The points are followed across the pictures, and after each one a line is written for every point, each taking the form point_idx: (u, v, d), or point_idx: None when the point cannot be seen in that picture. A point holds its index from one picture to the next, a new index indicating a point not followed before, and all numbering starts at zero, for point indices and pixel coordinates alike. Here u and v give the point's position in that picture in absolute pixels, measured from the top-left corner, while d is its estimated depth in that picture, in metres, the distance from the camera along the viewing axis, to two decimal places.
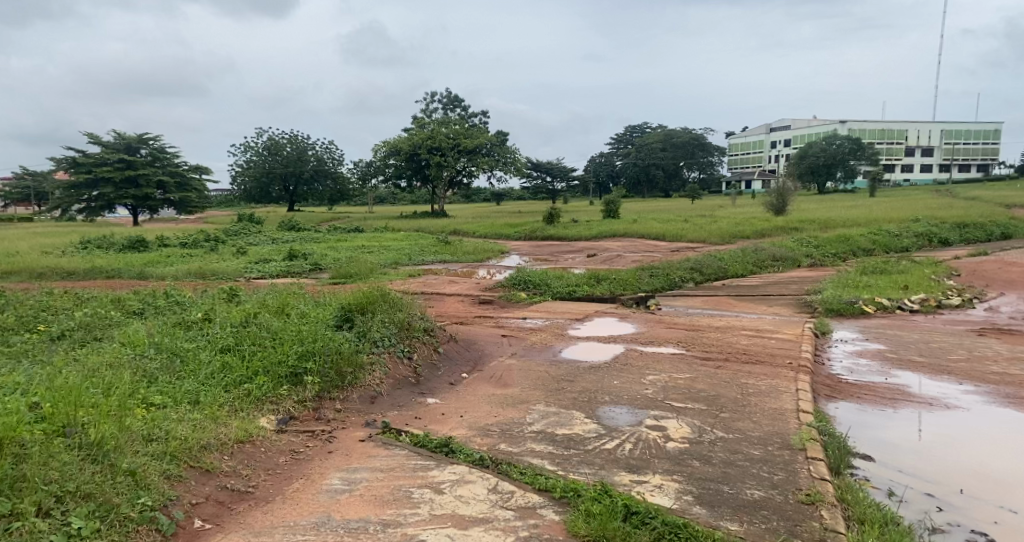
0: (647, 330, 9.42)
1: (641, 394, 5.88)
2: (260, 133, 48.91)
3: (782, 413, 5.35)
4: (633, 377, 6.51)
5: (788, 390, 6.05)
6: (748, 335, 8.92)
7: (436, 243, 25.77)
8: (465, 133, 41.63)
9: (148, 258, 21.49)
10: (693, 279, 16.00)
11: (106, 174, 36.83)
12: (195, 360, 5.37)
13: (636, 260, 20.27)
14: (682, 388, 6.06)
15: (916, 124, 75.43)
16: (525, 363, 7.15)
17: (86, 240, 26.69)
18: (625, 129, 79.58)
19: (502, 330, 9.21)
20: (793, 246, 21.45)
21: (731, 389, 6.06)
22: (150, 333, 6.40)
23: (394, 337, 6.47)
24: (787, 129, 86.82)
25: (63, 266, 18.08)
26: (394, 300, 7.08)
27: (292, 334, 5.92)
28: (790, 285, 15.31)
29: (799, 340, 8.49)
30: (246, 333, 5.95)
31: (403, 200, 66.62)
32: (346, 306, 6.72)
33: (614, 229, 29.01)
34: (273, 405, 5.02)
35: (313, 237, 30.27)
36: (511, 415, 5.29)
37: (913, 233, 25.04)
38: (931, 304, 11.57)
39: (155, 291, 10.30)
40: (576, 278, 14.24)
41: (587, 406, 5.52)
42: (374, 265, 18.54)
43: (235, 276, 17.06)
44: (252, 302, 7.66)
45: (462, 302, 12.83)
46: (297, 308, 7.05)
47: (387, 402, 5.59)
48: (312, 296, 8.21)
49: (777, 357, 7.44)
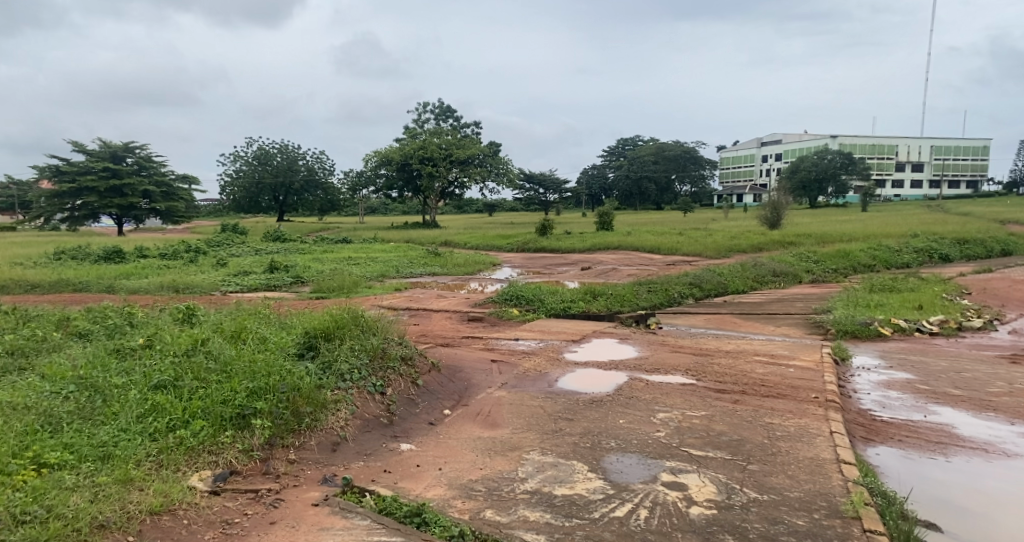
0: (652, 353, 8.56)
1: (652, 438, 5.04)
2: (250, 142, 48.09)
3: (821, 465, 4.52)
4: (640, 415, 5.64)
5: (821, 433, 5.22)
6: (761, 361, 8.09)
7: (425, 254, 24.93)
8: (457, 144, 40.96)
9: (123, 269, 20.59)
10: (692, 295, 15.22)
11: (90, 182, 35.74)
12: (121, 398, 4.47)
13: (631, 274, 19.51)
14: (699, 431, 5.21)
15: (906, 139, 75.50)
16: (517, 396, 6.27)
17: (61, 250, 25.62)
18: (618, 141, 79.24)
19: (492, 353, 8.32)
20: (793, 261, 20.76)
21: (755, 432, 5.21)
22: (82, 362, 5.48)
23: (364, 368, 5.60)
24: (778, 143, 86.86)
25: (30, 279, 17.18)
26: (366, 322, 6.22)
27: (243, 366, 5.05)
28: (795, 302, 14.55)
29: (820, 368, 7.65)
30: (190, 364, 5.05)
31: (394, 211, 65.82)
32: (310, 331, 5.86)
33: (608, 242, 28.31)
34: (210, 455, 4.15)
35: (299, 249, 29.40)
36: (501, 467, 4.44)
37: (913, 249, 24.44)
38: (952, 326, 10.82)
39: (111, 308, 9.33)
40: (571, 293, 13.41)
41: (591, 455, 4.67)
42: (359, 278, 17.62)
43: (211, 290, 16.19)
44: (207, 325, 6.73)
45: (450, 319, 11.96)
46: (256, 333, 6.15)
47: (352, 449, 4.70)
48: (277, 317, 7.29)
49: (799, 389, 6.60)
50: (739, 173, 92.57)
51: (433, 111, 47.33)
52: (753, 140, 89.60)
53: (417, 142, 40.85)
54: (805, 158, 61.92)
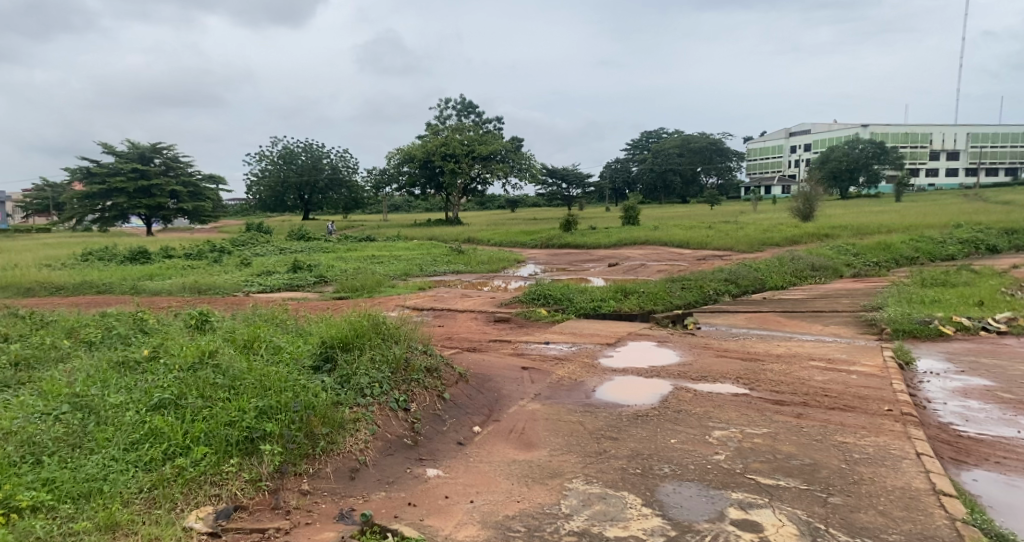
0: (695, 359, 7.91)
1: (711, 463, 4.46)
2: (275, 141, 48.28)
3: (915, 496, 3.89)
4: (694, 434, 5.03)
5: (906, 454, 4.57)
6: (817, 367, 7.38)
7: (449, 251, 24.48)
8: (480, 139, 40.47)
9: (147, 270, 20.47)
10: (728, 292, 14.48)
11: (119, 183, 36.03)
12: (114, 420, 4.00)
13: (661, 270, 18.83)
14: (764, 455, 4.59)
15: (941, 127, 72.98)
16: (553, 410, 5.69)
17: (88, 251, 25.73)
18: (642, 134, 78.06)
19: (522, 359, 7.75)
20: (832, 254, 19.86)
21: (830, 455, 4.56)
22: (82, 375, 5.02)
23: (386, 382, 5.07)
24: (807, 132, 84.69)
25: (54, 281, 17.07)
26: (387, 330, 5.70)
27: (253, 382, 4.57)
28: (840, 299, 13.73)
29: (887, 375, 6.93)
30: (197, 378, 4.59)
31: (417, 208, 65.64)
32: (327, 339, 5.34)
33: (635, 236, 27.54)
34: (214, 486, 3.67)
35: (322, 247, 29.15)
36: (542, 500, 3.89)
37: (959, 240, 23.27)
38: (1021, 324, 9.95)
39: (126, 312, 8.96)
40: (602, 291, 12.79)
41: (645, 485, 4.09)
42: (382, 277, 17.20)
43: (232, 292, 15.89)
44: (220, 333, 6.27)
45: (476, 320, 11.44)
46: (271, 344, 5.66)
47: (373, 476, 4.17)
48: (293, 324, 6.80)
49: (869, 401, 5.92)
50: (766, 164, 90.61)
51: (455, 107, 46.95)
52: (781, 131, 87.88)
53: (439, 138, 40.40)
54: (836, 148, 60.22)
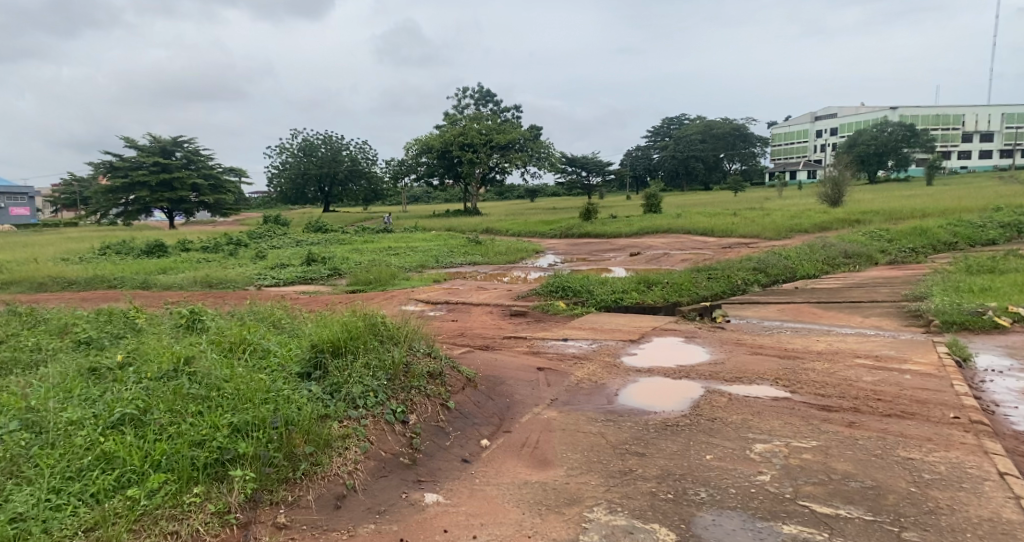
0: (728, 357, 7.22)
1: (754, 486, 3.83)
2: (295, 134, 48.35)
3: (1010, 533, 3.23)
4: (733, 449, 4.40)
5: (987, 474, 3.88)
6: (864, 366, 6.66)
7: (466, 242, 23.92)
8: (498, 128, 39.78)
9: (162, 264, 20.13)
10: (758, 281, 13.71)
11: (142, 177, 36.03)
12: (64, 439, 3.48)
13: (685, 260, 18.09)
14: (816, 475, 3.94)
15: (974, 108, 70.49)
16: (571, 418, 5.09)
17: (106, 245, 25.62)
18: (663, 121, 76.70)
19: (537, 358, 7.17)
20: (864, 240, 18.92)
21: (896, 476, 3.88)
22: (45, 384, 4.49)
23: (382, 390, 4.51)
24: (834, 117, 82.49)
25: (67, 275, 16.88)
26: (386, 331, 5.15)
27: (229, 395, 4.04)
28: (878, 288, 12.89)
29: (946, 374, 6.19)
30: (169, 390, 4.06)
31: (437, 199, 65.24)
32: (317, 342, 4.77)
33: (657, 225, 26.74)
34: (171, 522, 3.17)
35: (339, 239, 28.81)
36: (557, 536, 3.34)
37: (1000, 224, 22.08)
38: None
39: (125, 308, 8.50)
40: (624, 282, 12.12)
41: (678, 515, 3.50)
42: (397, 269, 16.69)
43: (244, 286, 15.51)
44: (210, 334, 5.72)
45: (491, 314, 10.86)
46: (261, 348, 5.12)
47: (362, 505, 3.63)
48: (291, 324, 6.24)
49: (931, 407, 5.22)
50: (791, 150, 88.45)
51: (473, 97, 46.43)
52: (806, 115, 85.85)
53: (457, 128, 39.81)
54: (864, 131, 58.34)
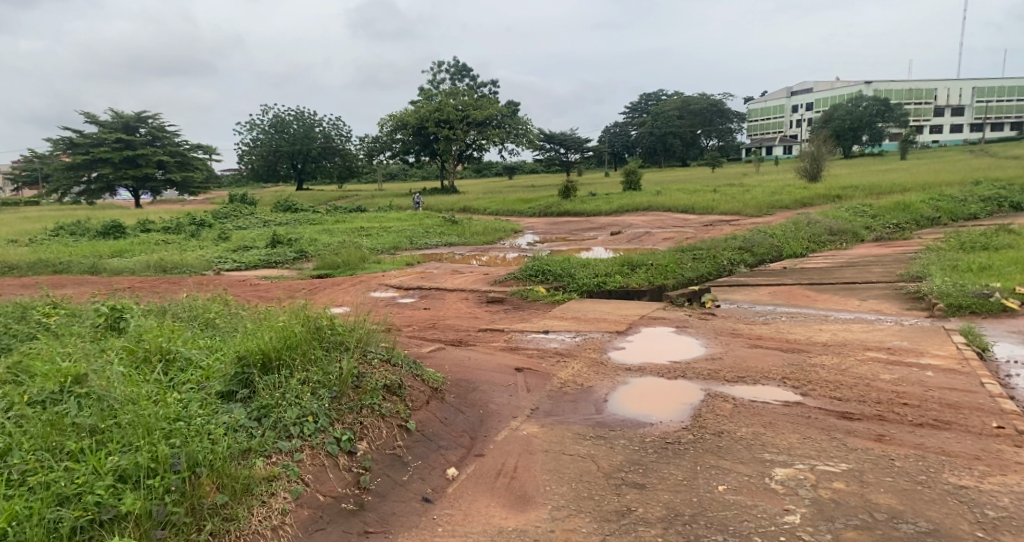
0: (725, 351, 6.49)
1: (783, 531, 3.09)
2: (266, 110, 46.60)
3: None
4: (748, 476, 3.66)
5: None
6: (878, 361, 5.98)
7: (441, 221, 22.95)
8: (475, 103, 38.40)
9: (116, 247, 18.82)
10: (745, 262, 13.03)
11: (104, 153, 34.27)
12: None
13: (667, 239, 17.39)
14: (857, 513, 3.22)
15: (946, 82, 70.41)
16: (555, 435, 4.31)
17: (61, 226, 24.13)
18: (641, 97, 75.71)
19: (516, 356, 6.37)
20: (848, 217, 18.35)
21: (953, 513, 3.18)
22: None
23: (324, 414, 3.68)
24: (809, 92, 82.15)
25: (10, 259, 15.59)
26: (332, 337, 4.30)
27: (120, 424, 3.15)
28: (871, 267, 12.29)
29: (971, 371, 5.53)
30: (42, 421, 3.14)
31: (412, 176, 63.78)
32: (245, 354, 3.89)
33: (637, 202, 25.98)
34: None
35: (308, 219, 27.58)
36: None
37: (980, 198, 21.67)
38: None
39: (48, 300, 7.42)
40: (606, 264, 11.33)
41: None
42: (367, 251, 15.74)
43: (202, 271, 14.44)
44: (127, 339, 4.78)
45: (466, 302, 10.01)
46: (180, 360, 4.21)
47: None
48: (225, 325, 5.30)
49: (966, 413, 4.56)
50: (766, 125, 88.19)
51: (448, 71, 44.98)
52: (782, 91, 85.57)
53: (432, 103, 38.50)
54: (839, 105, 58.02)
